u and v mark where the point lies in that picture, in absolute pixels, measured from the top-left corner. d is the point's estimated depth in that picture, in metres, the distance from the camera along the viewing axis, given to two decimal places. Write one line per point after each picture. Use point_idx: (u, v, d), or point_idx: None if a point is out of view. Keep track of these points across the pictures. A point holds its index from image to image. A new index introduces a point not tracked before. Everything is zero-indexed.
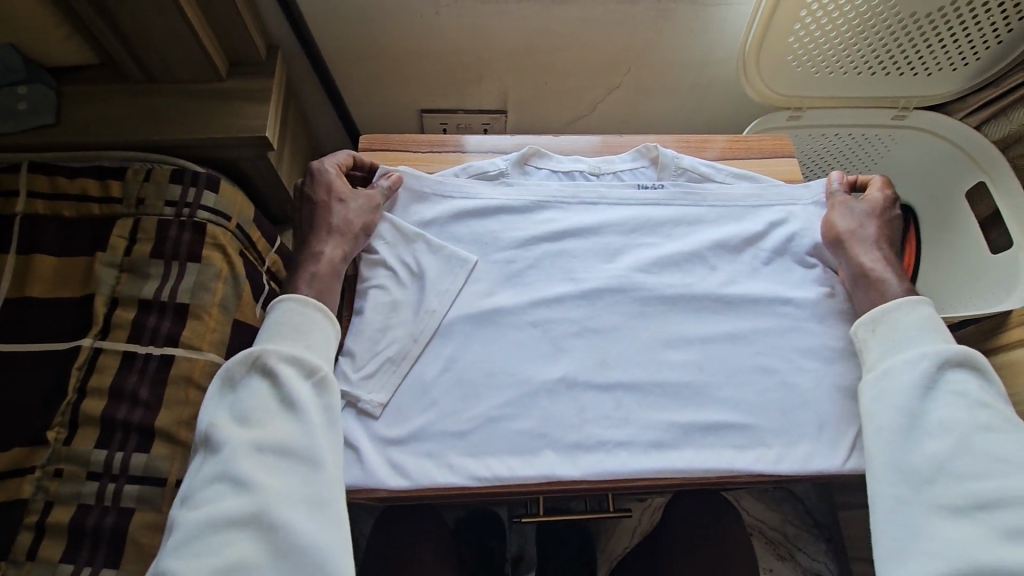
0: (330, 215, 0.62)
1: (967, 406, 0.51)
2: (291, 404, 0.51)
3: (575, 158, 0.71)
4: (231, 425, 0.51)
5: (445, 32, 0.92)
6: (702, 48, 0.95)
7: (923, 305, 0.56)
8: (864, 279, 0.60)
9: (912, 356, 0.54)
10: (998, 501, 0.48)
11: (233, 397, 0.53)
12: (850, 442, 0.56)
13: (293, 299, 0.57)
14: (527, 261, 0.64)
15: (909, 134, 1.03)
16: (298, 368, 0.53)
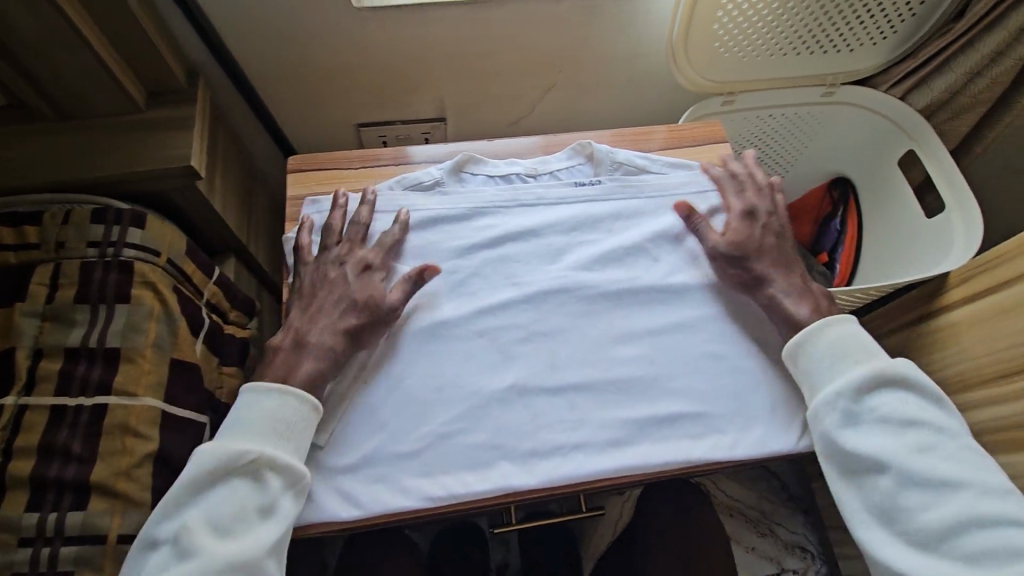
0: (340, 296, 0.58)
1: (895, 431, 0.52)
2: (274, 517, 0.49)
3: (511, 160, 0.71)
4: (203, 529, 0.48)
5: (373, 44, 0.90)
6: (632, 42, 0.96)
7: (836, 325, 0.56)
8: (770, 310, 0.60)
9: (833, 391, 0.54)
10: (956, 527, 0.48)
11: (207, 495, 0.49)
12: (802, 421, 0.56)
13: (292, 397, 0.52)
14: (468, 270, 0.62)
15: (841, 110, 1.06)
16: (286, 481, 0.50)
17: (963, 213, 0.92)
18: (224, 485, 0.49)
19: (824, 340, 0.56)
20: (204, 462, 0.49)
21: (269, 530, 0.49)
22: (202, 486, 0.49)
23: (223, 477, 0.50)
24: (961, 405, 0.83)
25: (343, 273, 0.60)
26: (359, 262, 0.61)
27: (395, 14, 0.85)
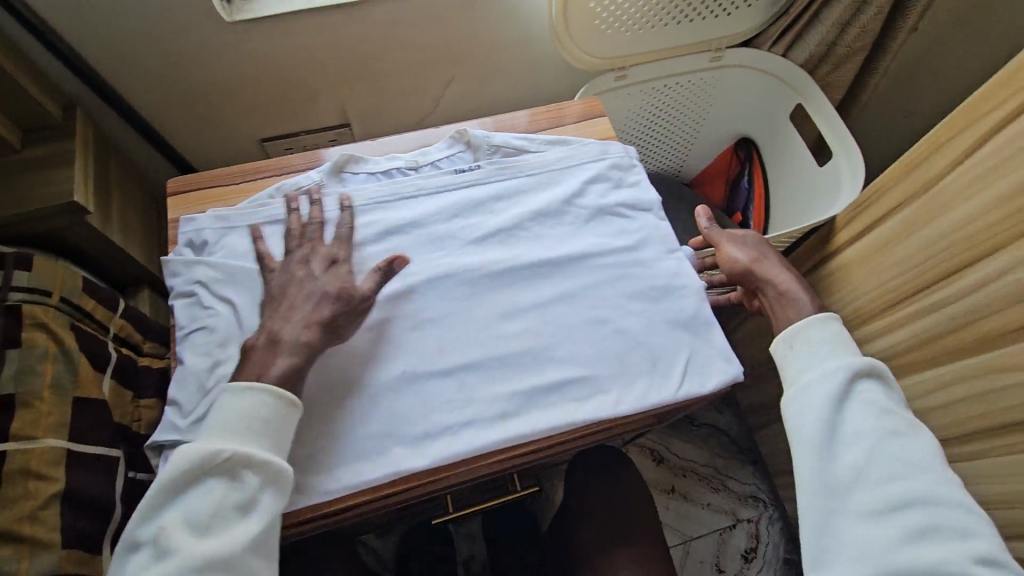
0: (312, 292, 0.59)
1: (876, 414, 0.56)
2: (254, 514, 0.50)
3: (391, 156, 0.73)
4: (181, 529, 0.49)
5: (258, 57, 0.89)
6: (517, 29, 0.98)
7: (829, 320, 0.62)
8: (782, 297, 0.65)
9: (823, 370, 0.59)
10: (909, 504, 0.52)
11: (186, 494, 0.50)
12: (681, 368, 0.61)
13: (265, 391, 0.53)
14: (353, 267, 0.65)
15: (730, 73, 1.11)
16: (262, 480, 0.50)
17: (847, 158, 0.99)
18: (207, 483, 0.50)
19: (827, 330, 0.62)
20: (172, 466, 0.50)
21: (250, 528, 0.49)
22: (180, 486, 0.50)
23: (196, 478, 0.50)
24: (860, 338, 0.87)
25: (307, 273, 0.61)
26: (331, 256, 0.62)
27: (272, 24, 0.85)
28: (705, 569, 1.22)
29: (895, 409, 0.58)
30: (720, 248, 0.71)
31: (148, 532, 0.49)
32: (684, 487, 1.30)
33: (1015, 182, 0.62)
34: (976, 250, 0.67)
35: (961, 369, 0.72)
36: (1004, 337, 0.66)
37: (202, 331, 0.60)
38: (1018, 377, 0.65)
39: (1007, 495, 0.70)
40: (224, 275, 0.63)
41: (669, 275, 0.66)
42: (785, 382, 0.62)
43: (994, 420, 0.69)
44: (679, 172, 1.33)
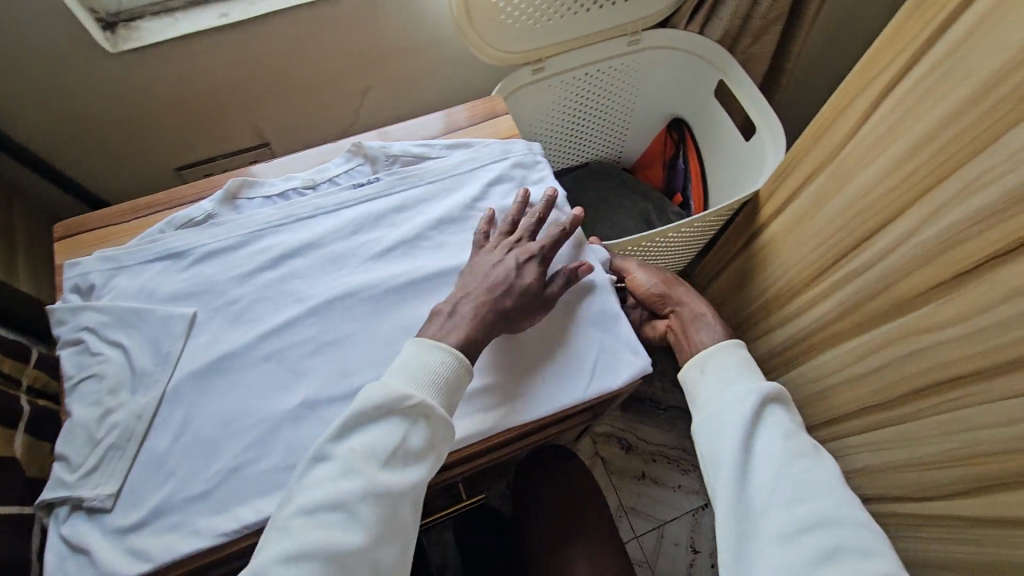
0: (490, 264, 0.62)
1: (782, 436, 0.57)
2: (420, 462, 0.53)
3: (287, 176, 0.71)
4: (354, 460, 0.52)
5: (154, 84, 0.86)
6: (425, 30, 0.96)
7: (737, 348, 0.66)
8: (697, 316, 0.75)
9: (732, 393, 0.61)
10: (816, 525, 0.51)
11: (377, 425, 0.53)
12: (586, 367, 0.60)
13: (454, 353, 0.56)
14: (249, 296, 0.63)
15: (651, 55, 1.10)
16: (434, 435, 0.54)
17: (769, 133, 0.99)
18: (406, 421, 0.53)
19: (733, 358, 0.65)
20: (376, 398, 0.53)
21: (414, 474, 0.53)
22: (370, 418, 0.53)
23: (388, 415, 0.53)
24: (797, 310, 0.89)
25: (540, 255, 0.63)
26: (535, 247, 0.63)
27: (161, 50, 0.82)
28: (681, 551, 1.20)
29: (800, 432, 0.59)
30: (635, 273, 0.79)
31: (331, 451, 0.52)
32: (655, 472, 1.28)
33: (915, 138, 0.63)
34: (884, 215, 0.69)
35: (882, 335, 0.73)
36: (917, 298, 0.67)
37: (92, 379, 0.58)
38: (931, 338, 0.67)
39: (936, 455, 0.70)
40: (113, 319, 0.61)
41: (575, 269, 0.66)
42: (698, 409, 0.64)
43: (917, 381, 0.70)
44: (619, 158, 1.32)
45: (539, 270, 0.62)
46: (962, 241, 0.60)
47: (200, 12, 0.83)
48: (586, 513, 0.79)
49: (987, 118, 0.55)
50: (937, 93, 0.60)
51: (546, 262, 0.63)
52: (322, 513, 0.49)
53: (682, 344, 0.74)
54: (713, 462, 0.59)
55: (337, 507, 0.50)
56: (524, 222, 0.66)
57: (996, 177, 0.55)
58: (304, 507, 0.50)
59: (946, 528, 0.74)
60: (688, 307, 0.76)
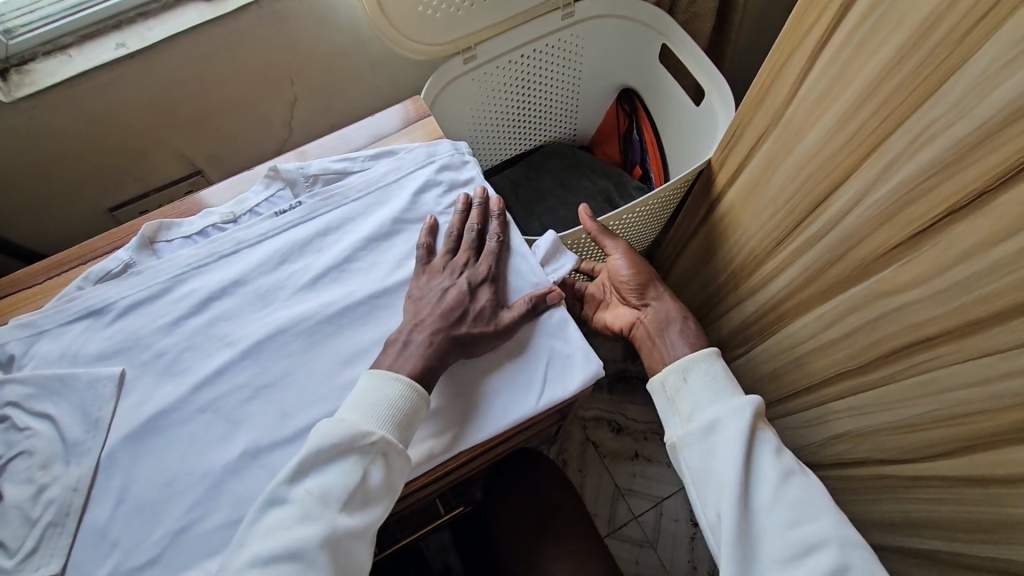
0: (441, 288, 0.61)
1: (775, 453, 0.58)
2: (378, 502, 0.53)
3: (205, 213, 0.68)
4: (313, 503, 0.50)
5: (65, 129, 0.82)
6: (343, 32, 0.91)
7: (716, 357, 0.65)
8: (675, 317, 0.73)
9: (723, 406, 0.60)
10: (820, 545, 0.52)
11: (334, 466, 0.52)
12: (542, 381, 0.58)
13: (409, 384, 0.54)
14: (178, 345, 0.60)
15: (589, 27, 1.05)
16: (393, 472, 0.53)
17: (719, 96, 0.96)
18: (364, 459, 0.52)
19: (716, 365, 0.64)
20: (333, 435, 0.51)
21: (373, 513, 0.52)
22: (326, 459, 0.52)
23: (345, 453, 0.52)
24: (764, 279, 0.87)
25: (489, 276, 0.62)
26: (483, 270, 0.62)
27: (60, 93, 0.78)
28: (682, 526, 1.20)
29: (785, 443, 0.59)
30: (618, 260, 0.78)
31: (285, 495, 0.50)
32: (648, 449, 1.27)
33: (858, 91, 0.60)
34: (836, 177, 0.66)
35: (849, 300, 0.71)
36: (878, 261, 0.65)
37: (22, 456, 0.56)
38: (896, 301, 0.64)
39: (917, 417, 0.69)
40: (36, 390, 0.58)
41: (520, 276, 0.63)
42: (683, 420, 0.62)
43: (888, 345, 0.68)
44: (575, 136, 1.27)
45: (491, 294, 0.61)
46: (915, 200, 0.57)
47: (95, 45, 0.80)
48: (562, 510, 0.80)
49: (928, 66, 0.52)
50: (874, 42, 0.56)
51: (497, 286, 0.62)
52: (277, 564, 0.48)
53: (657, 340, 0.72)
54: (710, 481, 0.57)
55: (294, 557, 0.48)
56: (469, 238, 0.64)
57: (942, 128, 0.52)
58: (258, 558, 0.48)
59: (936, 488, 0.72)
60: (666, 303, 0.75)
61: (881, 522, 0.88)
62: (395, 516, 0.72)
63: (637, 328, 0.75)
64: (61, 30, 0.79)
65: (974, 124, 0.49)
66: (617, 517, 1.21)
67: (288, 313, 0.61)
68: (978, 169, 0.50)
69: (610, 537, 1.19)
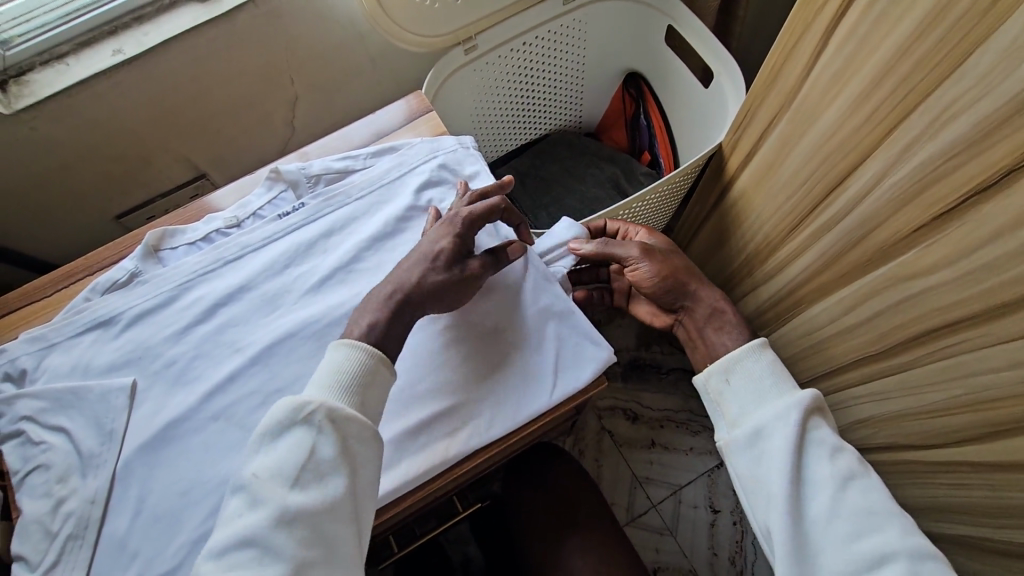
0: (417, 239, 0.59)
1: (830, 457, 0.55)
2: (335, 474, 0.48)
3: (208, 218, 0.68)
4: (264, 483, 0.48)
5: (66, 139, 0.81)
6: (342, 27, 0.90)
7: (765, 348, 0.63)
8: (713, 314, 0.71)
9: (770, 409, 0.58)
10: (884, 560, 0.49)
11: (282, 442, 0.49)
12: (555, 365, 0.57)
13: (347, 348, 0.52)
14: (187, 354, 0.60)
15: (592, 10, 1.03)
16: (346, 439, 0.49)
17: (729, 76, 0.94)
18: (311, 431, 0.49)
19: (761, 364, 0.62)
20: (274, 411, 0.50)
21: (331, 486, 0.48)
22: (274, 436, 0.49)
23: (290, 427, 0.49)
24: (779, 263, 0.85)
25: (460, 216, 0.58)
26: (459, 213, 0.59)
27: (59, 104, 0.77)
28: (701, 513, 1.19)
29: (842, 445, 0.57)
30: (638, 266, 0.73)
31: (239, 480, 0.49)
32: (665, 438, 1.26)
33: (877, 67, 0.57)
34: (854, 157, 0.64)
35: (870, 284, 0.69)
36: (899, 244, 0.62)
37: (39, 470, 0.56)
38: (919, 284, 0.62)
39: (943, 402, 0.67)
40: (49, 404, 0.58)
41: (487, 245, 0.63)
42: (730, 424, 0.60)
43: (912, 329, 0.66)
44: (581, 124, 1.25)
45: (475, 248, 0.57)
46: (939, 179, 0.55)
47: (92, 52, 0.79)
48: (581, 502, 0.80)
49: (952, 38, 0.49)
50: (894, 14, 0.54)
51: (467, 232, 0.58)
52: (235, 552, 0.45)
53: (699, 343, 0.71)
54: (760, 490, 0.56)
55: (248, 543, 0.45)
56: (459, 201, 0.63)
57: (967, 104, 0.50)
58: (215, 549, 0.46)
59: (962, 474, 0.71)
60: (701, 300, 0.72)
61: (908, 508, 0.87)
62: (412, 516, 0.71)
63: (678, 329, 0.76)
64: (57, 38, 0.78)
65: (1000, 100, 0.47)
66: (636, 506, 1.21)
67: (296, 317, 0.60)
68: (1005, 147, 0.48)
69: (630, 525, 1.19)
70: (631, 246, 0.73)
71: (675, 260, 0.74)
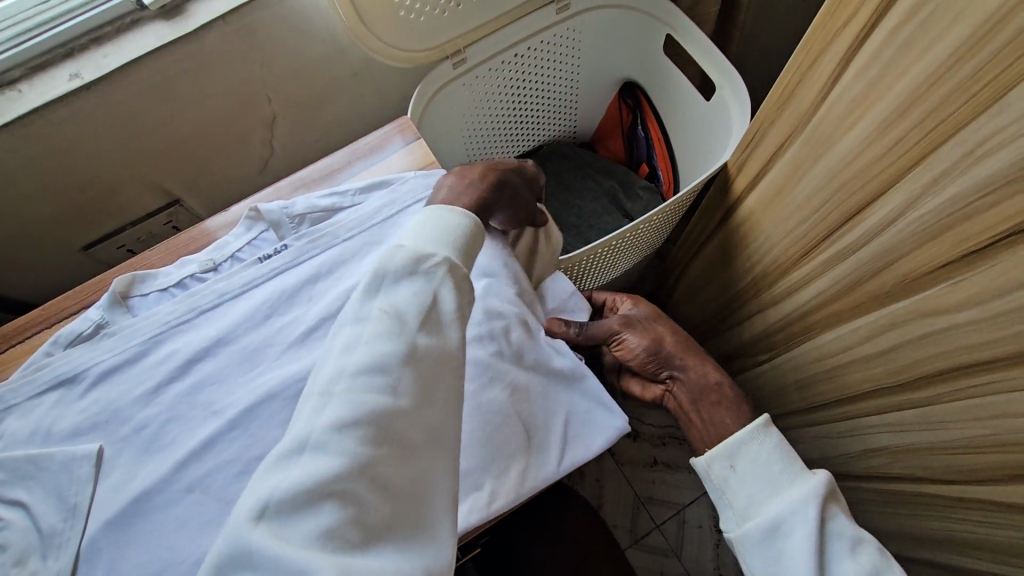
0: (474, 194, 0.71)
1: (852, 552, 0.55)
2: (452, 325, 0.48)
3: (182, 262, 0.63)
4: (388, 318, 0.45)
5: (23, 168, 0.75)
6: (320, 41, 0.85)
7: (768, 429, 0.63)
8: (704, 390, 0.72)
9: (783, 501, 0.58)
10: None
11: (404, 286, 0.48)
12: (561, 437, 0.55)
13: (458, 218, 0.55)
14: (158, 417, 0.55)
15: (586, 19, 0.98)
16: (463, 298, 0.49)
17: (732, 89, 0.89)
18: (434, 282, 0.48)
19: (769, 448, 0.62)
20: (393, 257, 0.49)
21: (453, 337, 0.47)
22: (395, 279, 0.48)
23: (410, 274, 0.48)
24: (789, 289, 0.81)
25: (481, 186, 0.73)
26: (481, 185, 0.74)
27: (13, 133, 0.71)
28: (706, 533, 1.16)
29: (861, 536, 0.56)
30: (622, 336, 0.75)
31: (359, 315, 0.46)
32: (666, 457, 1.23)
33: (903, 94, 0.53)
34: (876, 187, 0.60)
35: (888, 316, 0.65)
36: (923, 279, 0.59)
37: None
38: (944, 321, 0.59)
39: (963, 440, 0.64)
40: (6, 476, 0.53)
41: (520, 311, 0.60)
42: (744, 516, 0.61)
43: (933, 365, 0.63)
44: (575, 134, 1.21)
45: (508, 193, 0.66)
46: (971, 216, 0.51)
47: (46, 78, 0.73)
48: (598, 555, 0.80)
49: (992, 67, 0.45)
50: (922, 42, 0.50)
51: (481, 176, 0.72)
52: (363, 375, 0.42)
53: (693, 418, 0.71)
54: None
55: (382, 370, 0.43)
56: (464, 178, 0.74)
57: (1007, 139, 0.45)
58: (345, 371, 0.43)
59: (986, 511, 0.67)
60: (688, 372, 0.74)
61: (922, 537, 0.84)
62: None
63: (669, 400, 0.76)
64: (7, 63, 0.72)
65: None
66: (639, 527, 1.17)
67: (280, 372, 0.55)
68: None
69: (632, 548, 1.16)
70: (612, 320, 0.76)
71: (661, 330, 0.76)
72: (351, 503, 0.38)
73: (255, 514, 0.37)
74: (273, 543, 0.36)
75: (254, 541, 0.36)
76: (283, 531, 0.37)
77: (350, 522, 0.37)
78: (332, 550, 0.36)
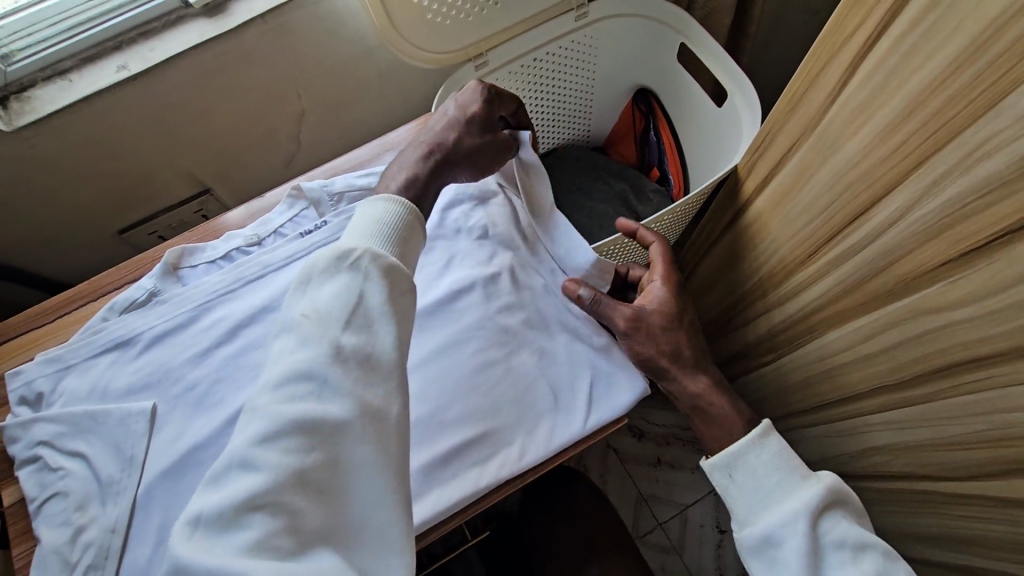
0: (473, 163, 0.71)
1: (851, 561, 0.58)
2: (379, 321, 0.50)
3: (228, 236, 0.68)
4: (310, 322, 0.48)
5: (70, 152, 0.80)
6: (352, 43, 0.89)
7: (767, 437, 0.66)
8: (698, 406, 0.72)
9: (778, 512, 0.62)
10: None
11: (329, 286, 0.50)
12: (585, 401, 0.60)
13: (388, 205, 0.55)
14: (208, 377, 0.59)
15: (603, 27, 1.04)
16: (391, 287, 0.51)
17: (744, 97, 0.94)
18: (359, 277, 0.50)
19: (767, 459, 0.65)
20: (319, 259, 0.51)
21: (385, 333, 0.49)
22: (320, 279, 0.50)
23: (336, 272, 0.50)
24: (795, 289, 0.85)
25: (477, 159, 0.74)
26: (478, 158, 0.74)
27: (61, 120, 0.76)
28: (708, 533, 1.19)
29: (862, 543, 0.59)
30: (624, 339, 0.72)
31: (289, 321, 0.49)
32: (670, 456, 1.26)
33: (906, 99, 0.58)
34: (880, 187, 0.64)
35: (890, 314, 0.69)
36: (923, 277, 0.63)
37: (57, 498, 0.55)
38: (944, 318, 0.62)
39: (961, 436, 0.68)
40: (67, 428, 0.57)
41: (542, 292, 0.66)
42: (746, 522, 0.65)
43: (933, 362, 0.66)
44: (589, 137, 1.25)
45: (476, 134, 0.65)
46: (969, 216, 0.55)
47: (95, 68, 0.78)
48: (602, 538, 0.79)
49: (987, 75, 0.49)
50: (924, 50, 0.54)
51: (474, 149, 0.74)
52: (289, 385, 0.45)
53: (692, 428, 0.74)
54: None
55: (306, 377, 0.45)
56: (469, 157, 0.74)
57: (1003, 142, 0.50)
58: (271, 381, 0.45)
59: (983, 510, 0.71)
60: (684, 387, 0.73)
61: (922, 536, 0.88)
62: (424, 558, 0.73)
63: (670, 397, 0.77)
64: (60, 54, 0.77)
65: None
66: (642, 525, 1.21)
67: None
68: None
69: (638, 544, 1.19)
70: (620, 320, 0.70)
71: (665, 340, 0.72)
72: (280, 512, 0.40)
73: (191, 530, 0.40)
74: (202, 555, 0.38)
75: (187, 555, 0.38)
76: (215, 543, 0.39)
77: (280, 531, 0.40)
78: (264, 559, 0.38)
